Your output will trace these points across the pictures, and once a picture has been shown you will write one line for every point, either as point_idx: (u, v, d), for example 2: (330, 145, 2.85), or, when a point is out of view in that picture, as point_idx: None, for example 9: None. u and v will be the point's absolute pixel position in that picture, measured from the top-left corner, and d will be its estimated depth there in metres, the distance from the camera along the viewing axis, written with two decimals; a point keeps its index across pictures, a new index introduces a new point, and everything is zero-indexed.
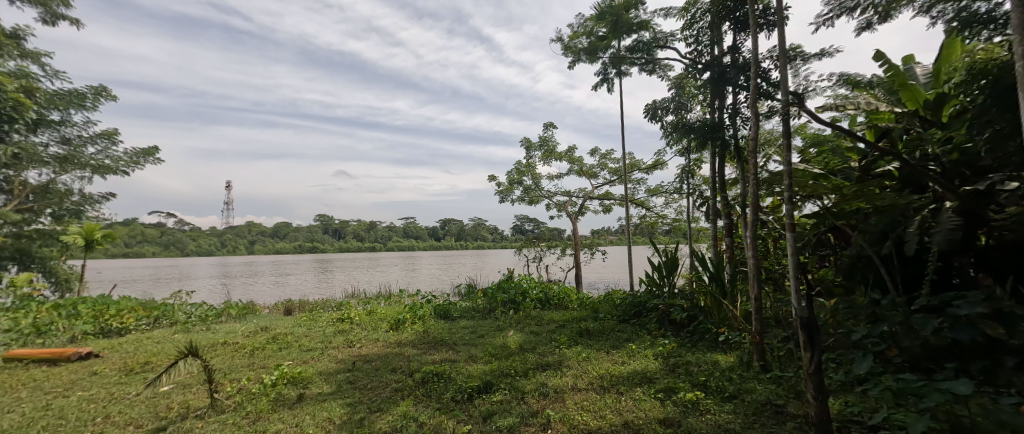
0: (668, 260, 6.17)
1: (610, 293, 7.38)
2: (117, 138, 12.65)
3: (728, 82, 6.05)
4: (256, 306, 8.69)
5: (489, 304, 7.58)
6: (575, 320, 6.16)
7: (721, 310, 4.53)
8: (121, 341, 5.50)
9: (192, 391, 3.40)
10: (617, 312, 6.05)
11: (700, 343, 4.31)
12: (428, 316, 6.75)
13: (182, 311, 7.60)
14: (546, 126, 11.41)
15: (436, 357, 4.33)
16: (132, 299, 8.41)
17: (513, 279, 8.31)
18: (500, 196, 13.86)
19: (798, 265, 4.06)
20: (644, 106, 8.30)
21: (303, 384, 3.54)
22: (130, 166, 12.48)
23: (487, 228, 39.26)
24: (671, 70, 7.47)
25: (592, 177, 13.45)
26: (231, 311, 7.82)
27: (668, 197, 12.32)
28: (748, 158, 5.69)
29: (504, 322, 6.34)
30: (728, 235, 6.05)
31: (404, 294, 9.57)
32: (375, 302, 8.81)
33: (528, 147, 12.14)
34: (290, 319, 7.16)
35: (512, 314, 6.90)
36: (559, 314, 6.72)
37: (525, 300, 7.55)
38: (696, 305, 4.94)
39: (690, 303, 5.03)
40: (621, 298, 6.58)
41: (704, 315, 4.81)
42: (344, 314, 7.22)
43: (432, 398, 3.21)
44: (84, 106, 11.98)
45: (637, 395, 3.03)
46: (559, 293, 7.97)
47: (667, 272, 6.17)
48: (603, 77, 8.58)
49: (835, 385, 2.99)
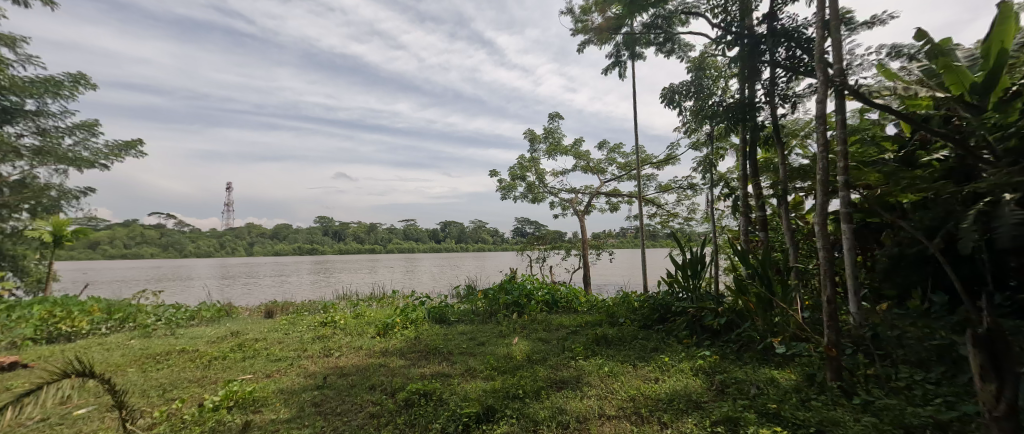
0: (694, 256, 5.44)
1: (623, 295, 6.62)
2: (97, 130, 11.97)
3: (762, 55, 5.32)
4: (236, 308, 7.96)
5: (491, 306, 6.82)
6: (587, 325, 5.41)
7: (766, 312, 3.82)
8: (65, 348, 4.76)
9: (108, 419, 2.65)
10: (636, 317, 5.29)
11: (745, 354, 3.57)
12: (422, 319, 6.00)
13: (150, 313, 6.87)
14: (552, 117, 10.67)
15: (427, 371, 3.58)
16: (100, 300, 7.67)
17: (516, 279, 7.56)
18: (501, 194, 13.11)
19: (854, 262, 3.35)
20: (661, 90, 7.55)
21: (256, 407, 2.80)
22: (109, 158, 11.77)
23: (487, 229, 38.33)
24: (692, 48, 6.73)
25: (599, 173, 12.70)
26: (204, 314, 7.07)
27: (681, 194, 11.56)
28: (785, 145, 4.99)
29: (507, 327, 5.59)
30: (761, 229, 5.33)
31: (398, 295, 8.80)
32: (366, 304, 8.07)
33: (533, 140, 11.41)
34: (266, 323, 6.39)
35: (515, 318, 6.15)
36: (569, 318, 5.97)
37: (530, 302, 6.80)
38: (736, 307, 4.20)
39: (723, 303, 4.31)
40: (639, 301, 5.82)
41: (745, 319, 4.06)
42: (328, 317, 6.46)
43: (414, 430, 2.46)
44: (60, 95, 11.29)
45: (686, 429, 2.28)
46: (567, 296, 7.22)
47: (692, 270, 5.44)
48: (615, 60, 7.81)
49: (953, 416, 2.24)
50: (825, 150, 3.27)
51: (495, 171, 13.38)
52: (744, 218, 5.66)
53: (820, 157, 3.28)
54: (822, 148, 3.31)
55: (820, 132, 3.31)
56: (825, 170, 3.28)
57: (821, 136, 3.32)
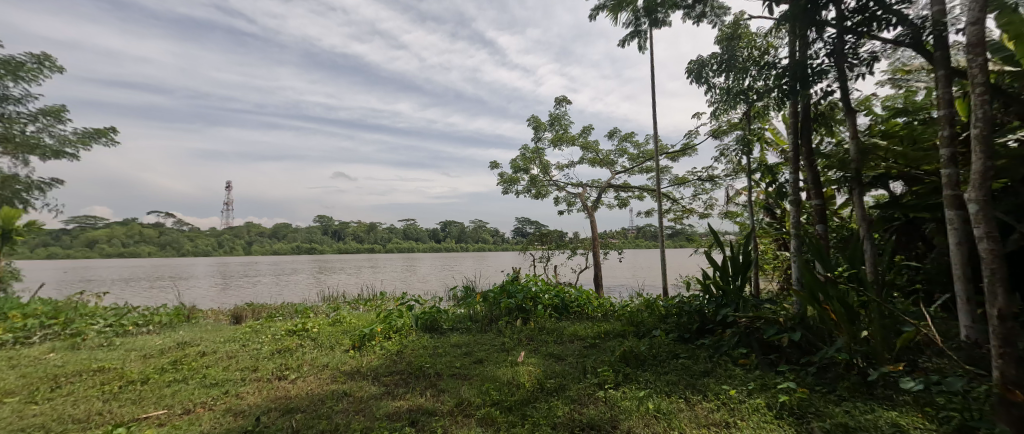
0: (737, 256, 4.50)
1: (645, 300, 5.67)
2: (64, 116, 11.11)
3: (824, 5, 4.33)
4: (201, 313, 6.97)
5: (491, 311, 5.86)
6: (607, 336, 4.47)
7: (853, 325, 2.91)
8: None
9: None
10: (668, 326, 4.35)
11: (837, 383, 2.62)
12: (409, 327, 5.05)
13: (94, 320, 5.89)
14: (559, 101, 9.72)
15: (402, 406, 2.63)
16: (46, 302, 6.72)
17: (519, 280, 6.59)
18: (503, 187, 12.14)
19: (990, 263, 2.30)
20: (687, 63, 6.58)
21: None
22: (77, 146, 10.83)
23: (488, 229, 37.32)
24: (727, 11, 5.82)
25: (608, 165, 11.74)
26: (159, 320, 6.09)
27: (699, 187, 10.61)
28: (857, 116, 3.99)
29: (510, 337, 4.65)
30: (818, 221, 4.36)
31: (387, 298, 7.83)
32: (350, 308, 7.12)
33: (537, 127, 10.45)
34: (227, 331, 5.45)
35: (519, 326, 5.21)
36: (584, 327, 5.03)
37: (536, 306, 5.87)
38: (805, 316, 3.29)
39: (786, 314, 3.39)
40: (667, 307, 4.88)
41: (821, 336, 3.13)
42: (299, 324, 5.53)
43: None
44: (22, 77, 10.38)
45: None
46: (579, 300, 6.26)
47: (735, 271, 4.49)
48: (633, 30, 6.90)
49: None
50: (987, 95, 2.05)
51: (496, 163, 12.41)
52: (793, 211, 4.68)
53: (980, 104, 2.06)
54: (985, 91, 2.06)
55: (983, 63, 2.04)
56: (988, 123, 2.07)
57: (983, 70, 2.06)
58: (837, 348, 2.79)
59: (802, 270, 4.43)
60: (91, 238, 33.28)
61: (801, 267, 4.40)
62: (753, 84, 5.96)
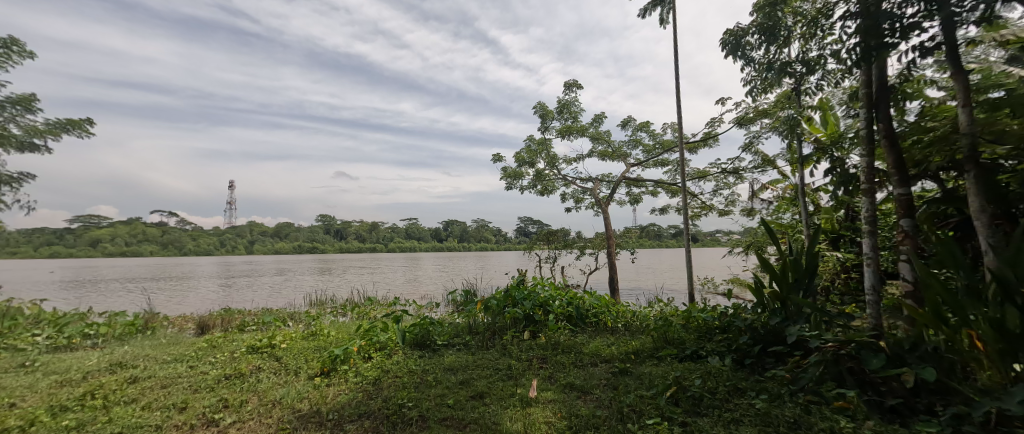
0: (799, 259, 3.58)
1: (676, 311, 4.78)
2: (34, 106, 10.33)
3: None
4: (163, 322, 6.11)
5: (493, 322, 4.99)
6: (638, 359, 3.58)
7: (1004, 360, 2.08)
8: None
9: None
10: (715, 347, 3.45)
11: None
12: (395, 343, 4.18)
13: (28, 331, 5.02)
14: (568, 86, 8.84)
15: None
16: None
17: (526, 284, 5.71)
18: (506, 182, 11.27)
19: None
20: (722, 32, 5.61)
21: None
22: (44, 137, 10.04)
23: (490, 229, 36.45)
24: None
25: (621, 158, 10.84)
26: (105, 331, 5.21)
27: (720, 181, 9.72)
28: (969, 82, 3.03)
29: (517, 358, 3.78)
30: (905, 215, 3.44)
31: (377, 304, 6.94)
32: (332, 316, 6.24)
33: (544, 115, 9.54)
34: (181, 346, 4.59)
35: (527, 342, 4.33)
36: (606, 344, 4.14)
37: (546, 316, 4.99)
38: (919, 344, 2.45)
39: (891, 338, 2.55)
40: (709, 321, 3.99)
41: (948, 372, 2.30)
42: (266, 337, 4.66)
43: None
44: None
45: None
46: (595, 308, 5.37)
47: (797, 278, 3.57)
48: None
49: None
50: None
51: (499, 156, 11.51)
52: (866, 203, 3.73)
53: None
54: None
55: None
56: None
57: None
58: (995, 398, 1.94)
59: (876, 275, 3.60)
60: (92, 238, 33.02)
61: (876, 272, 3.57)
62: (804, 55, 5.04)
